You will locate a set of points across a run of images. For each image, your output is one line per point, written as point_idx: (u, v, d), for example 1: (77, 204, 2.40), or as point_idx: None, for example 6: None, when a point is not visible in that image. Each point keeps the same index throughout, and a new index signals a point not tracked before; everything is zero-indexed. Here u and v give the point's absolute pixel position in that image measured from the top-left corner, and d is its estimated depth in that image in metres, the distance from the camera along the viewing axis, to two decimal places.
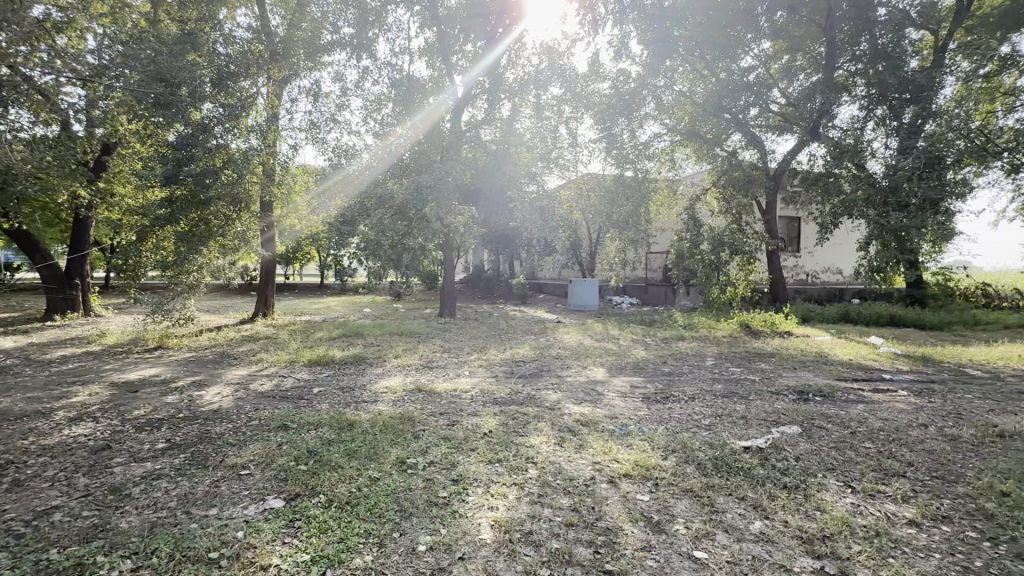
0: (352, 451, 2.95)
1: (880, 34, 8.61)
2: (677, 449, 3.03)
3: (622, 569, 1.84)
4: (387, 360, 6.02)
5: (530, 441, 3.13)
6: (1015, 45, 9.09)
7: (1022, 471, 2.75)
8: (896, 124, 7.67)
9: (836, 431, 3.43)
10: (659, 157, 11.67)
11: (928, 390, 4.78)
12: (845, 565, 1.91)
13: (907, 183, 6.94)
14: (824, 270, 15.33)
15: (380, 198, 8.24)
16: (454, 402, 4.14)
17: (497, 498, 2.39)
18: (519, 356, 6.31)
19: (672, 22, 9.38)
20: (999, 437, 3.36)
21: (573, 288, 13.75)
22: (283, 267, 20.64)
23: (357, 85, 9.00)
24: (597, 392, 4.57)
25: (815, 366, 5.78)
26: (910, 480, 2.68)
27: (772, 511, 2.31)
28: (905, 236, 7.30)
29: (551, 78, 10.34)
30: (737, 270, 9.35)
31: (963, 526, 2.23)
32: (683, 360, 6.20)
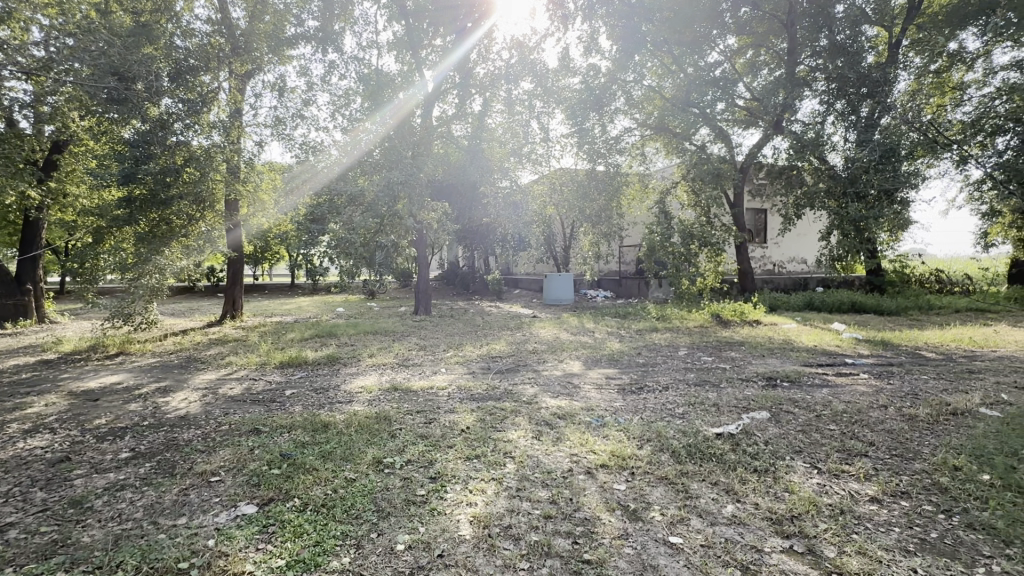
0: (327, 453, 2.91)
1: (838, 30, 8.95)
2: (652, 438, 3.09)
3: (600, 558, 1.87)
4: (361, 359, 5.95)
5: (508, 436, 3.14)
6: (962, 42, 9.56)
7: (974, 446, 2.91)
8: (854, 118, 7.88)
9: (802, 414, 3.55)
10: (629, 152, 11.82)
11: (887, 372, 5.01)
12: (812, 543, 1.99)
13: (865, 175, 7.29)
14: (790, 260, 15.83)
15: (350, 195, 8.08)
16: (432, 399, 4.12)
17: (476, 494, 2.38)
18: (495, 352, 6.31)
19: (640, 17, 9.53)
20: (952, 415, 3.56)
21: (548, 283, 13.80)
22: (251, 267, 20.04)
23: (323, 80, 8.77)
24: (573, 384, 4.62)
25: (782, 353, 5.98)
26: (871, 459, 2.80)
27: (744, 495, 2.38)
28: (864, 226, 7.66)
29: (522, 73, 10.40)
30: (706, 261, 9.57)
31: (920, 500, 2.35)
32: (657, 351, 6.32)
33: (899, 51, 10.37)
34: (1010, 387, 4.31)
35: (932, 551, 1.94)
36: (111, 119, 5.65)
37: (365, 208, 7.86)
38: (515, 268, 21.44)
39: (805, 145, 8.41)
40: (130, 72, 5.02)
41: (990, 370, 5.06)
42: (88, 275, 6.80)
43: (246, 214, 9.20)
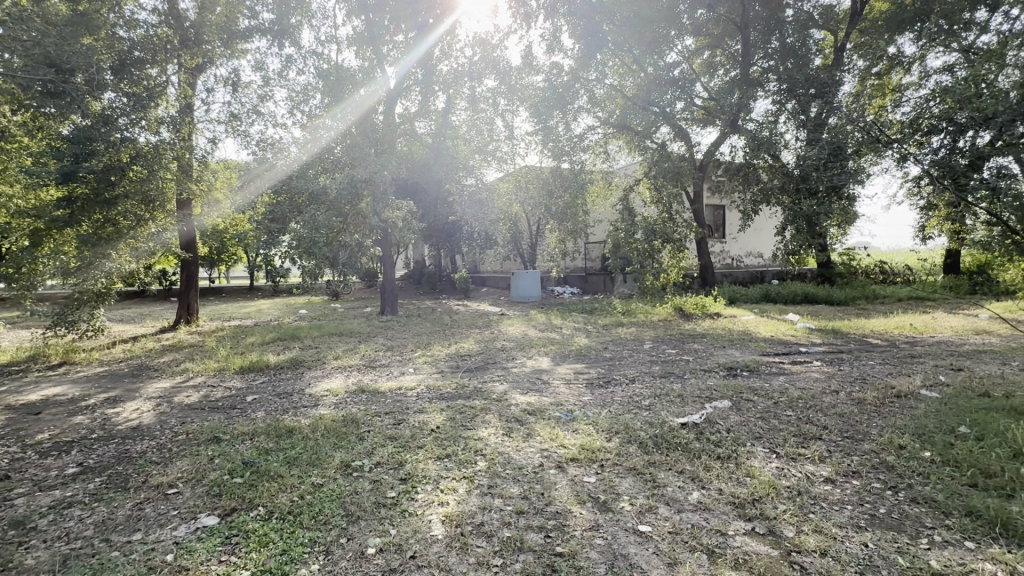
0: (292, 458, 2.84)
1: (788, 34, 9.50)
2: (620, 430, 3.15)
3: (573, 549, 1.90)
4: (326, 361, 5.82)
5: (479, 433, 3.14)
6: (900, 47, 10.22)
7: (917, 426, 3.10)
8: (805, 117, 8.29)
9: (762, 402, 3.70)
10: (593, 150, 11.91)
11: (837, 358, 5.30)
12: (772, 524, 2.07)
13: (816, 172, 7.65)
14: (747, 254, 16.41)
15: (311, 193, 7.82)
16: (400, 400, 4.07)
17: (447, 493, 2.37)
18: (463, 350, 6.29)
19: (602, 17, 9.65)
20: (896, 397, 3.79)
21: (515, 280, 13.82)
22: (206, 269, 19.18)
23: (280, 75, 8.48)
24: (542, 380, 4.66)
25: (741, 344, 6.21)
26: (825, 442, 2.95)
27: (708, 481, 2.46)
28: (815, 220, 8.08)
29: (485, 70, 10.29)
30: (669, 257, 9.88)
31: (870, 478, 2.49)
32: (623, 345, 6.43)
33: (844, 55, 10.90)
34: (947, 370, 4.63)
35: (881, 525, 2.07)
36: (47, 113, 5.30)
37: (328, 207, 7.67)
38: (482, 266, 21.33)
39: (761, 144, 8.75)
40: (69, 64, 4.78)
41: (930, 354, 5.40)
42: (24, 282, 6.30)
43: (200, 213, 8.84)
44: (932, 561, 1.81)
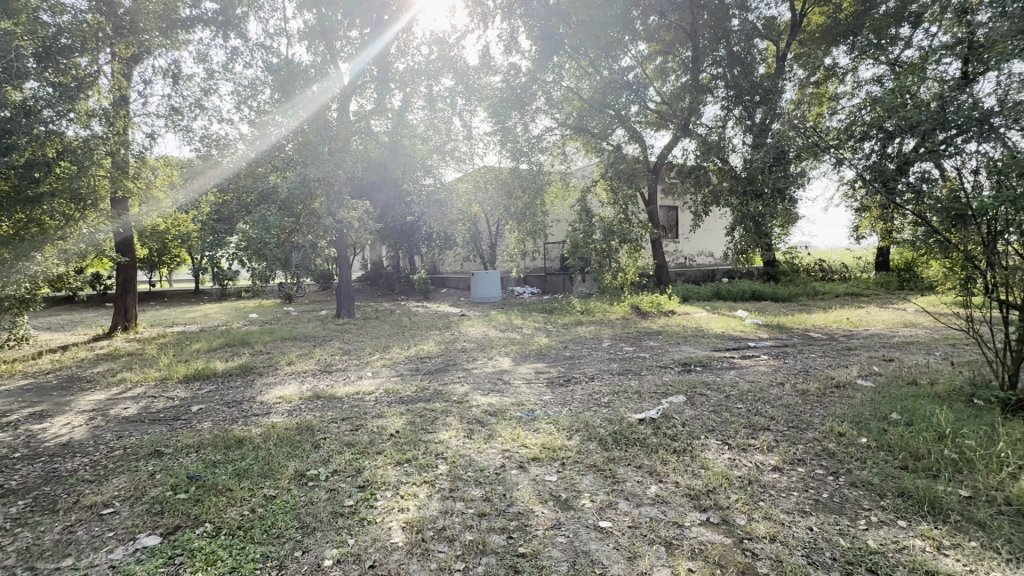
0: (242, 470, 2.70)
1: (734, 43, 9.83)
2: (580, 428, 3.20)
3: (534, 550, 1.90)
4: (278, 367, 5.60)
5: (439, 437, 3.10)
6: (834, 59, 10.94)
7: (855, 414, 3.31)
8: (750, 123, 8.83)
9: (714, 395, 3.85)
10: (551, 151, 12.04)
11: (782, 352, 5.58)
12: (725, 513, 2.16)
13: (761, 175, 8.10)
14: (699, 253, 17.05)
15: (261, 192, 7.50)
16: (358, 405, 3.97)
17: (408, 499, 2.33)
18: (423, 352, 6.20)
19: (558, 21, 9.89)
20: (836, 387, 4.03)
21: (475, 281, 13.76)
22: (146, 273, 18.05)
23: (225, 68, 8.09)
24: (503, 380, 4.67)
25: (695, 340, 6.44)
26: (773, 432, 3.09)
27: (666, 475, 2.53)
28: (761, 221, 8.56)
29: (442, 70, 10.08)
30: (627, 257, 10.20)
31: (813, 465, 2.63)
32: (582, 344, 6.53)
33: (785, 64, 11.48)
34: (880, 360, 4.97)
35: (824, 509, 2.19)
36: None
37: (279, 207, 7.38)
38: (442, 267, 21.14)
39: (711, 147, 9.08)
40: None
41: (865, 346, 5.79)
42: None
43: (137, 212, 8.40)
44: (869, 541, 1.93)
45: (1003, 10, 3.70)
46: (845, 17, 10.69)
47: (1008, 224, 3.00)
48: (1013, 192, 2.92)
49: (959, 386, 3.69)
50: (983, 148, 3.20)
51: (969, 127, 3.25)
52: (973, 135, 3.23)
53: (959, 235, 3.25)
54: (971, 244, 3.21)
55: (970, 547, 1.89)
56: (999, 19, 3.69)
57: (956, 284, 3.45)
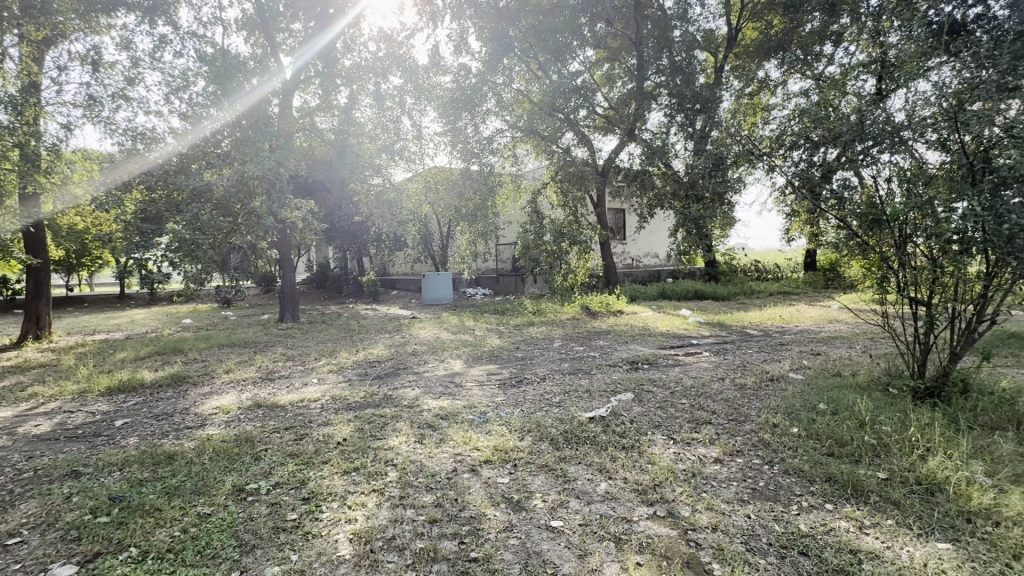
0: (172, 488, 2.52)
1: (676, 53, 10.32)
2: (532, 428, 3.22)
3: (486, 554, 1.89)
4: (215, 375, 5.28)
5: (389, 443, 3.02)
6: (767, 72, 11.68)
7: (787, 405, 3.54)
8: (692, 130, 9.33)
9: (660, 392, 3.99)
10: (501, 153, 12.05)
11: (722, 349, 5.88)
12: (671, 506, 2.24)
13: (702, 180, 8.54)
14: (645, 255, 17.66)
15: (193, 190, 7.04)
16: (303, 413, 3.81)
17: (355, 509, 2.26)
18: (373, 356, 6.06)
19: (508, 23, 10.16)
20: (770, 380, 4.30)
21: (426, 282, 13.59)
22: (62, 276, 16.50)
23: (153, 57, 7.55)
24: (455, 383, 4.63)
25: (642, 338, 6.66)
26: (714, 425, 3.25)
27: (615, 471, 2.59)
28: (701, 224, 9.00)
29: (390, 67, 9.70)
30: (577, 259, 10.41)
31: (751, 456, 2.78)
32: (534, 344, 6.60)
33: (723, 75, 12.08)
34: (808, 354, 5.33)
35: (760, 497, 2.32)
36: None
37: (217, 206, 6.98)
38: (392, 268, 20.75)
39: (655, 152, 9.49)
40: None
41: (795, 341, 6.20)
42: None
43: (49, 210, 7.65)
44: (801, 526, 2.06)
45: (911, 33, 4.01)
46: (776, 33, 11.39)
47: (915, 228, 3.33)
48: (920, 199, 3.26)
49: (876, 376, 4.03)
50: (895, 158, 3.49)
51: (883, 138, 3.50)
52: (886, 146, 3.52)
53: (875, 238, 3.56)
54: (885, 246, 3.53)
55: (888, 525, 2.06)
56: (907, 41, 4.00)
57: (874, 283, 3.77)
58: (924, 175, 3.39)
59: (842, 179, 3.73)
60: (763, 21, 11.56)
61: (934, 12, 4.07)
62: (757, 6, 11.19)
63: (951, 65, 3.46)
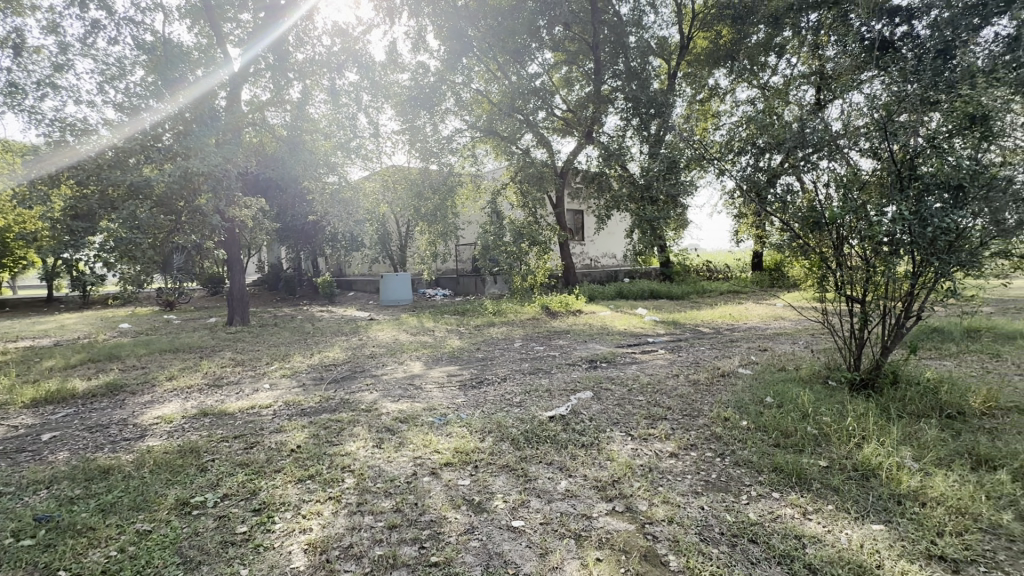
0: (107, 505, 2.36)
1: (631, 58, 10.57)
2: (493, 429, 3.21)
3: (447, 557, 1.87)
4: (156, 383, 4.97)
5: (346, 448, 2.94)
6: (716, 80, 12.18)
7: (737, 399, 3.70)
8: (647, 133, 9.63)
9: (618, 390, 4.08)
10: (461, 152, 12.03)
11: (677, 346, 6.08)
12: (629, 501, 2.29)
13: (656, 182, 8.81)
14: (603, 255, 18.03)
15: (130, 186, 6.58)
16: (253, 420, 3.65)
17: (310, 518, 2.18)
18: (328, 359, 5.89)
19: (465, 22, 10.14)
20: (721, 375, 4.48)
21: (384, 283, 13.34)
22: None
23: (84, 42, 7.05)
24: (415, 385, 4.56)
25: (600, 337, 6.79)
26: (670, 421, 3.35)
27: (575, 469, 2.63)
28: (656, 225, 9.28)
29: (347, 63, 9.56)
30: (536, 259, 10.50)
31: (704, 449, 2.89)
32: (494, 345, 6.59)
33: (676, 82, 12.46)
34: (756, 350, 5.60)
35: (713, 488, 2.41)
36: None
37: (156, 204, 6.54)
38: (349, 269, 20.25)
39: (612, 154, 9.75)
40: None
41: (744, 338, 6.49)
42: None
43: None
44: (750, 514, 2.15)
45: (847, 48, 4.28)
46: (725, 42, 11.86)
47: (851, 231, 3.56)
48: (854, 203, 3.50)
49: (816, 369, 4.29)
50: (832, 165, 3.71)
51: (822, 146, 3.71)
52: (825, 153, 3.73)
53: (816, 239, 3.79)
54: (824, 246, 3.76)
55: (828, 510, 2.19)
56: (843, 55, 4.24)
57: (815, 283, 4.00)
58: (858, 181, 3.61)
59: (786, 184, 3.92)
60: (713, 31, 12.00)
61: (865, 28, 4.37)
62: (708, 16, 11.59)
63: (881, 78, 3.67)
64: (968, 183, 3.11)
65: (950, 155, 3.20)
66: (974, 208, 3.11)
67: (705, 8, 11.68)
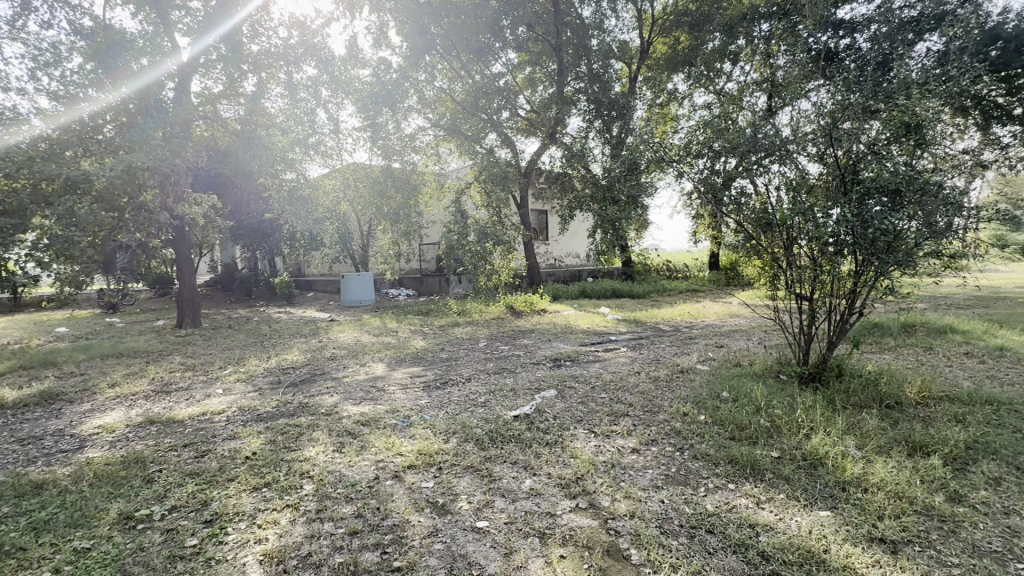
0: (41, 522, 2.20)
1: (593, 61, 10.72)
2: (457, 430, 3.19)
3: (411, 562, 1.85)
4: (97, 390, 4.67)
5: (305, 454, 2.86)
6: (675, 85, 12.54)
7: (696, 395, 3.82)
8: (609, 135, 9.95)
9: (581, 387, 4.14)
10: (424, 151, 11.99)
11: (638, 344, 6.22)
12: (592, 498, 2.32)
13: (618, 183, 9.13)
14: (567, 255, 18.24)
15: (66, 180, 6.02)
16: (204, 427, 3.48)
17: (267, 527, 2.10)
18: (287, 362, 5.70)
19: (428, 19, 9.96)
20: (681, 372, 4.62)
21: (346, 284, 13.02)
22: None
23: (13, 25, 6.55)
24: (377, 387, 4.48)
25: (564, 336, 6.87)
26: (631, 417, 3.42)
27: (539, 467, 2.64)
28: (618, 225, 9.45)
29: (306, 58, 9.36)
30: (500, 258, 10.51)
31: (664, 444, 2.97)
32: (459, 345, 6.55)
33: (637, 85, 12.66)
34: (713, 347, 5.79)
35: (672, 482, 2.48)
36: None
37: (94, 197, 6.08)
38: (308, 269, 19.68)
39: (575, 155, 9.94)
40: None
41: (703, 335, 6.70)
42: None
43: None
44: (708, 506, 2.23)
45: (795, 57, 4.48)
46: (683, 49, 12.26)
47: (800, 232, 3.73)
48: (803, 206, 3.68)
49: (769, 364, 4.48)
50: (783, 169, 3.87)
51: (773, 150, 3.86)
52: (776, 158, 3.89)
53: (767, 240, 3.96)
54: (776, 247, 3.92)
55: (779, 499, 2.29)
56: (792, 64, 4.43)
57: (767, 281, 4.18)
58: (806, 184, 3.79)
59: (740, 187, 4.05)
60: (671, 37, 12.37)
61: (812, 40, 4.54)
62: (666, 22, 11.92)
63: (826, 88, 3.88)
64: (904, 187, 3.36)
65: (888, 161, 3.44)
66: (910, 211, 3.35)
67: (664, 14, 11.96)
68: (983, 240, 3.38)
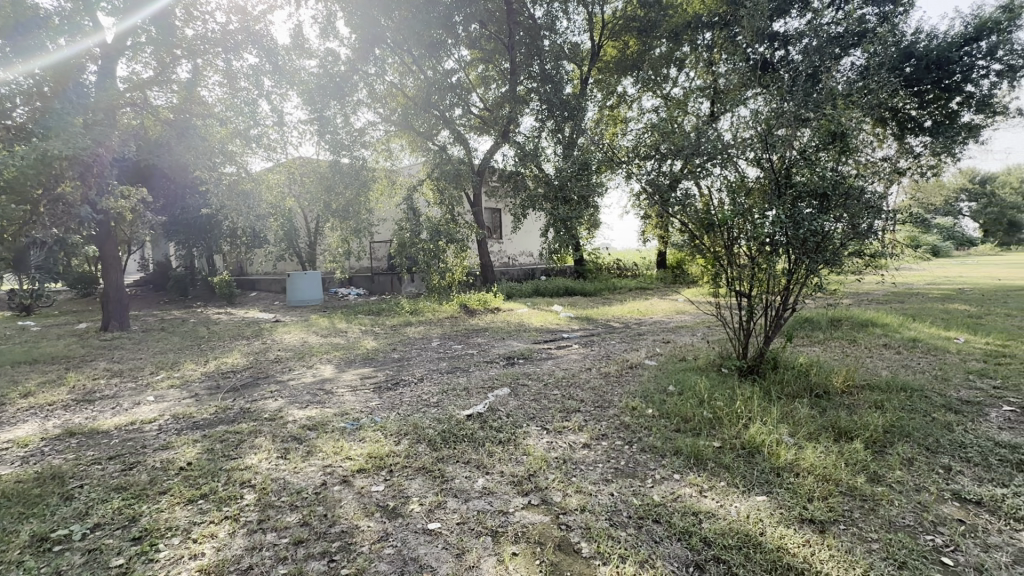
0: None
1: (546, 61, 10.71)
2: (408, 431, 3.14)
3: (359, 569, 1.80)
4: (7, 401, 4.24)
5: (246, 462, 2.72)
6: (625, 88, 12.88)
7: (644, 389, 3.94)
8: (561, 135, 10.15)
9: (534, 385, 4.17)
10: (375, 147, 11.89)
11: (590, 341, 6.34)
12: (544, 494, 2.35)
13: (570, 183, 9.44)
14: (520, 253, 18.34)
15: None
16: (133, 438, 3.24)
17: (203, 542, 1.99)
18: (227, 366, 5.40)
19: (378, 12, 9.78)
20: (630, 367, 4.75)
21: (291, 283, 12.50)
22: None
23: None
24: (325, 390, 4.32)
25: (517, 334, 6.89)
26: (582, 413, 3.49)
27: (491, 466, 2.64)
28: (569, 224, 9.60)
29: (245, 44, 8.83)
30: (453, 257, 10.41)
31: (614, 438, 3.05)
32: (411, 345, 6.43)
33: (588, 86, 12.90)
34: (660, 343, 5.99)
35: (621, 474, 2.55)
36: None
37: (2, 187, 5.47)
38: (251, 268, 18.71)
39: (528, 154, 10.00)
40: None
41: (651, 331, 6.91)
42: None
43: None
44: (654, 497, 2.30)
45: (734, 66, 4.68)
46: (632, 53, 12.63)
47: (739, 232, 3.93)
48: (742, 208, 3.87)
49: (711, 358, 4.69)
50: (724, 172, 4.06)
51: (715, 154, 4.03)
52: (718, 161, 4.06)
53: (710, 239, 4.13)
54: (717, 247, 4.11)
55: (720, 486, 2.41)
56: (732, 72, 4.63)
57: (710, 279, 4.37)
58: (745, 187, 3.99)
59: (685, 189, 4.20)
60: (621, 41, 12.72)
61: (750, 50, 4.87)
62: (616, 26, 12.24)
63: (763, 96, 4.09)
64: (831, 192, 3.62)
65: (817, 166, 3.69)
66: (836, 213, 3.61)
67: (614, 18, 12.25)
68: (899, 241, 3.71)
